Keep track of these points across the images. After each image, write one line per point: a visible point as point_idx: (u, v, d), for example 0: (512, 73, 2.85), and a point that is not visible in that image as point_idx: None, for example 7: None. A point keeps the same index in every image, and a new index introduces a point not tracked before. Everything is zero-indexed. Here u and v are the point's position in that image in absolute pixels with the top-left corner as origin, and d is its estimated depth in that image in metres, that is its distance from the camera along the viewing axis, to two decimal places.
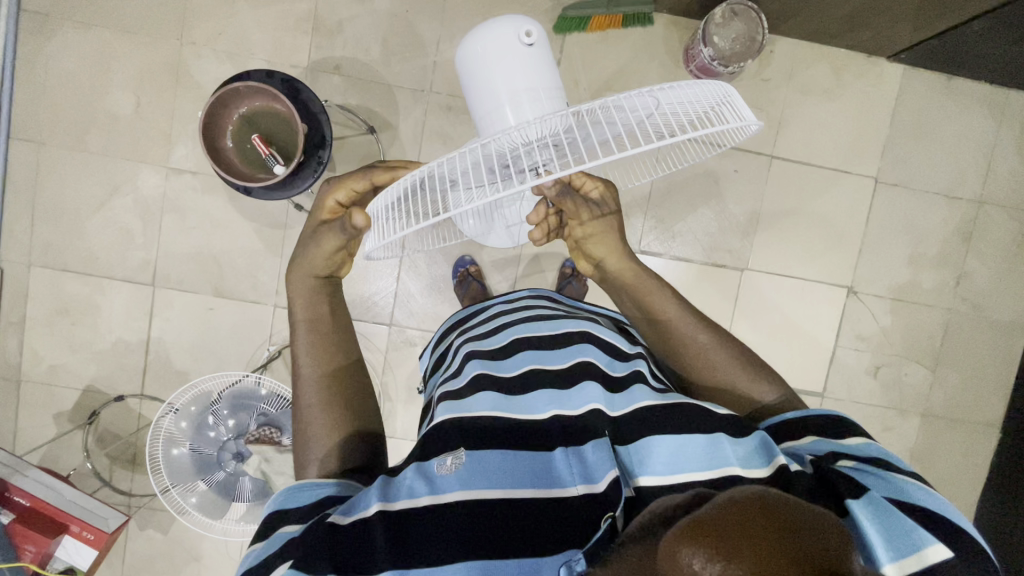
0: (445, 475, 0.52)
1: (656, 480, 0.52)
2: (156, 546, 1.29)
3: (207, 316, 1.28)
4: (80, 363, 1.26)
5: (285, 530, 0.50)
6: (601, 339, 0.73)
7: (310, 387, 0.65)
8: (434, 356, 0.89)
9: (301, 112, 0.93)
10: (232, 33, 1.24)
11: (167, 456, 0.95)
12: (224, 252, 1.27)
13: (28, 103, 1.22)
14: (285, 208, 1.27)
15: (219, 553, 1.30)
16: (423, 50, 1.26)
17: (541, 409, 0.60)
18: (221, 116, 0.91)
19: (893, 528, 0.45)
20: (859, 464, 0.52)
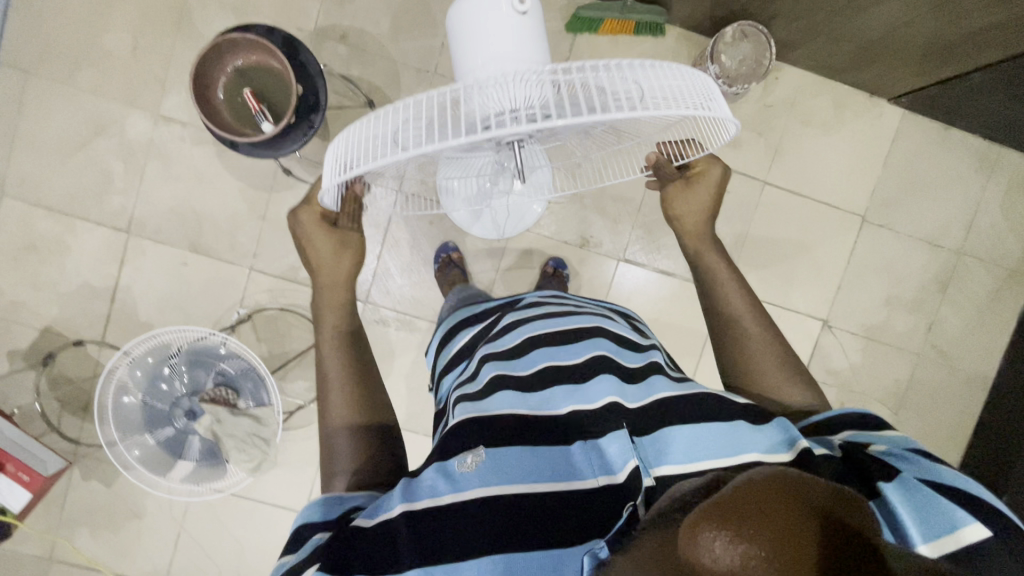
0: (467, 473, 0.51)
1: (677, 468, 0.51)
2: (97, 498, 1.26)
3: (179, 270, 1.25)
4: (43, 302, 1.23)
5: (318, 537, 0.51)
6: (613, 333, 0.73)
7: (338, 399, 0.69)
8: (441, 360, 0.87)
9: (296, 71, 0.92)
10: None
11: (119, 405, 0.92)
12: (204, 207, 1.25)
13: (19, 30, 1.19)
14: (272, 171, 1.25)
15: (164, 511, 1.27)
16: (433, 30, 1.25)
17: (562, 406, 0.59)
18: (215, 67, 0.90)
19: (926, 509, 0.44)
20: (892, 450, 0.51)
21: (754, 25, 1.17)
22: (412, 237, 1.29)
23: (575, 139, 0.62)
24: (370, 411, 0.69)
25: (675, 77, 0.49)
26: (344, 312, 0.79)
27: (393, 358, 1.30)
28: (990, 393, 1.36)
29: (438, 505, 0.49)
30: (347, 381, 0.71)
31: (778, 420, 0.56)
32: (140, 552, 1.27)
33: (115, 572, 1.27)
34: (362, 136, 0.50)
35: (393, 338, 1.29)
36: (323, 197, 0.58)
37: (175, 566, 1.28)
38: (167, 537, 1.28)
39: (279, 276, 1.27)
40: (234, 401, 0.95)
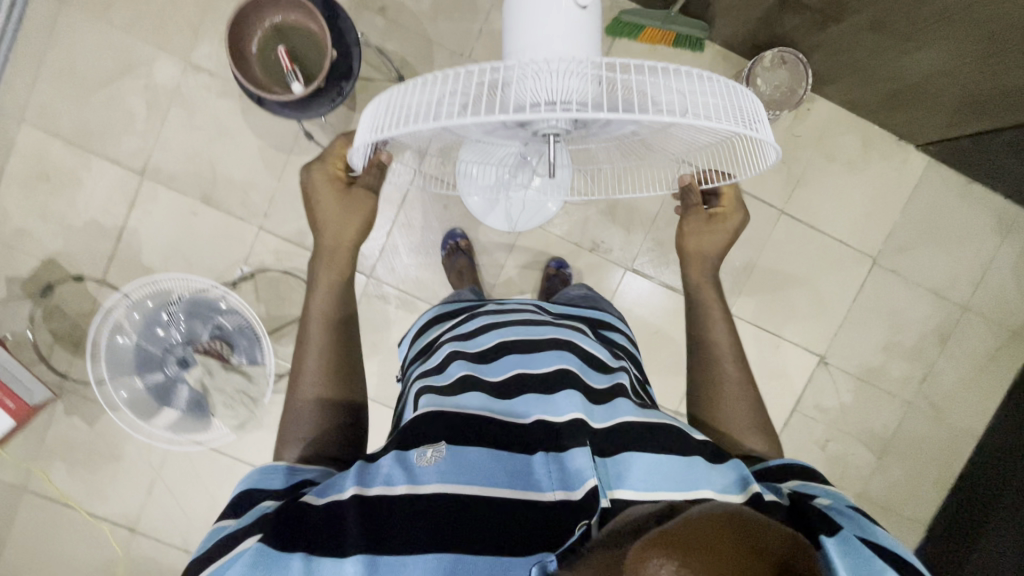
0: (424, 467, 0.52)
1: (633, 494, 0.53)
2: (78, 435, 1.26)
3: (188, 220, 1.25)
4: (48, 233, 1.23)
5: (263, 505, 0.50)
6: (585, 350, 0.73)
7: (313, 366, 0.70)
8: (415, 347, 0.89)
9: (334, 38, 0.91)
10: None
11: (111, 344, 0.92)
12: (221, 160, 1.24)
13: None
14: (293, 134, 1.24)
15: (142, 457, 1.28)
16: (472, 15, 1.25)
17: (527, 414, 0.60)
18: (253, 19, 0.89)
19: (860, 561, 0.43)
20: (835, 506, 0.51)
21: (794, 52, 1.16)
22: (423, 218, 1.28)
23: (600, 143, 0.62)
24: (341, 388, 0.69)
25: (723, 94, 0.48)
26: (335, 280, 0.75)
27: (387, 336, 1.29)
28: (973, 452, 1.36)
29: (387, 494, 0.50)
30: (323, 353, 0.71)
31: (733, 462, 0.58)
32: (112, 493, 1.28)
33: (85, 509, 1.27)
34: (399, 98, 0.50)
35: (390, 316, 1.29)
36: (352, 155, 0.58)
37: (146, 512, 1.29)
38: (142, 482, 1.28)
39: (286, 239, 1.27)
40: (224, 356, 0.94)
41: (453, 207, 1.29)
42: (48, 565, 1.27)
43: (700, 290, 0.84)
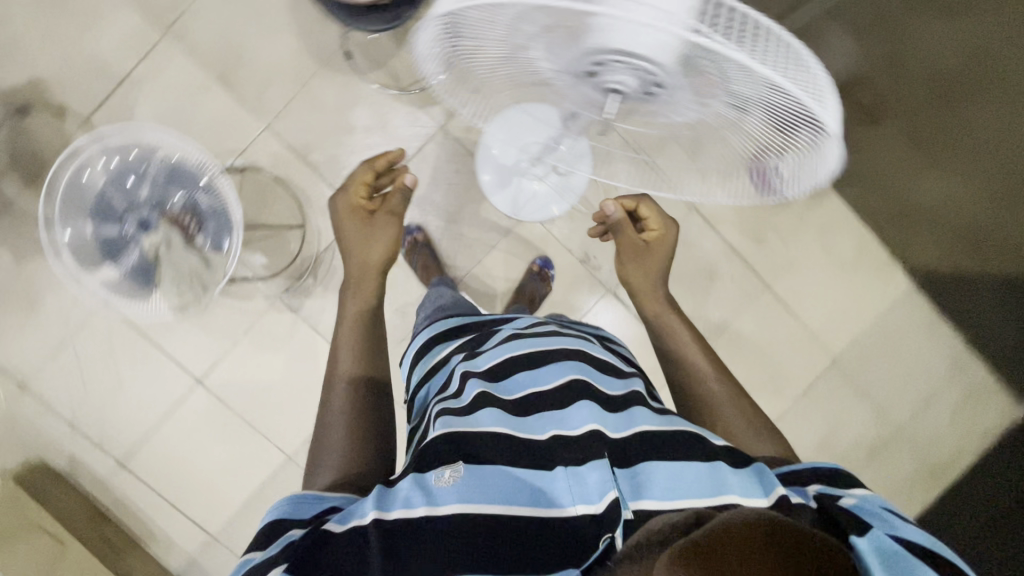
0: (443, 487, 0.54)
1: (655, 503, 0.54)
2: (0, 268, 1.17)
3: (196, 93, 1.18)
4: (45, 55, 1.15)
5: (291, 533, 0.52)
6: (593, 358, 0.74)
7: (342, 387, 0.76)
8: (417, 373, 0.86)
9: None
10: None
11: (74, 179, 0.85)
12: (251, 47, 1.19)
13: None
14: (332, 48, 1.20)
15: (60, 314, 1.19)
16: None
17: (541, 432, 0.61)
18: None
19: (896, 561, 0.45)
20: (862, 503, 0.53)
21: None
22: (432, 176, 1.26)
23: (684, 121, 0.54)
24: (366, 411, 0.74)
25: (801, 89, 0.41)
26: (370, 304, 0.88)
27: None
28: None
29: (410, 518, 0.52)
30: (351, 380, 0.77)
31: (755, 464, 0.59)
32: (16, 340, 1.19)
33: None
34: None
35: None
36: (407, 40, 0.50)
37: (47, 370, 1.21)
38: (51, 339, 1.20)
39: (288, 147, 1.22)
40: (189, 231, 0.89)
41: (462, 176, 1.26)
42: None
43: (666, 323, 0.84)
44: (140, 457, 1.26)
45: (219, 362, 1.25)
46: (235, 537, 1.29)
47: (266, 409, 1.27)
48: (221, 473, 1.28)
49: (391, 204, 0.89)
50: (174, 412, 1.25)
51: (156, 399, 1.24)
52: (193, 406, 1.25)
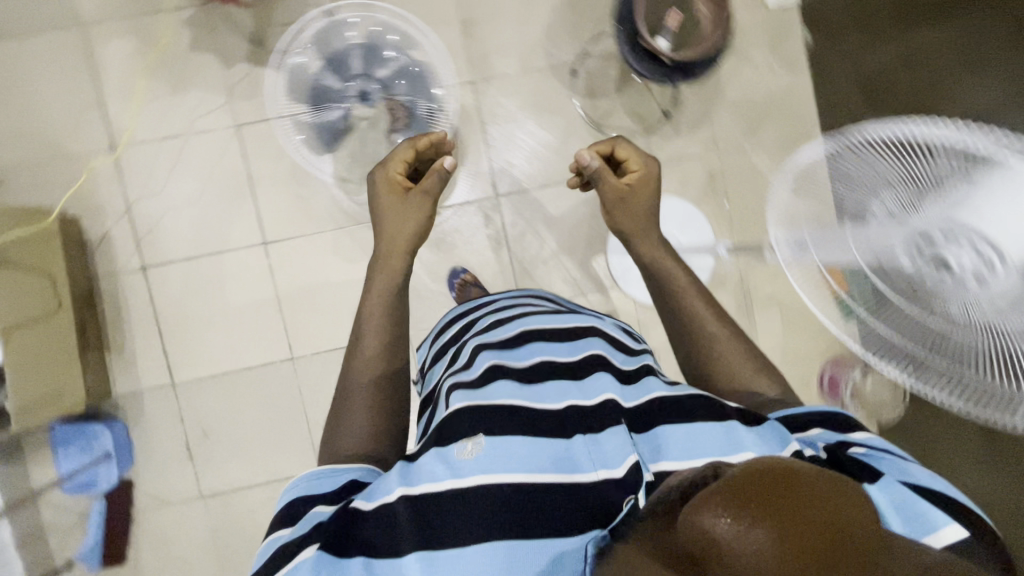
0: (465, 459, 0.54)
1: (673, 463, 0.54)
2: (174, 44, 1.18)
3: (431, 18, 1.23)
4: None
5: (319, 510, 0.55)
6: (607, 336, 0.76)
7: (366, 355, 0.75)
8: (433, 348, 0.90)
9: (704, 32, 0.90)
10: None
11: (338, 21, 0.87)
12: (500, 15, 1.25)
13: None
14: (563, 59, 1.26)
15: (191, 111, 1.19)
16: (754, 132, 1.29)
17: (558, 402, 0.61)
18: None
19: (907, 506, 0.47)
20: (872, 454, 0.54)
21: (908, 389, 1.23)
22: (569, 207, 1.29)
23: (969, 350, 0.48)
24: (388, 373, 0.73)
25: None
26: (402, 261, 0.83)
27: (452, 246, 1.27)
28: None
29: (436, 490, 0.53)
30: (376, 346, 0.75)
31: (768, 421, 0.59)
32: (140, 107, 1.18)
33: (108, 94, 1.18)
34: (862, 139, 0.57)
35: (471, 236, 1.27)
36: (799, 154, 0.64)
37: (144, 148, 1.19)
38: (168, 127, 1.19)
39: (473, 109, 1.26)
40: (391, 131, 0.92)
41: (596, 220, 1.29)
42: (31, 91, 1.17)
43: (658, 261, 0.83)
44: (162, 273, 1.21)
45: (291, 237, 1.22)
46: (190, 398, 1.22)
47: (300, 303, 1.23)
48: (217, 333, 1.22)
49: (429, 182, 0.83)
50: (220, 253, 1.21)
51: (214, 232, 1.21)
52: (240, 260, 1.22)
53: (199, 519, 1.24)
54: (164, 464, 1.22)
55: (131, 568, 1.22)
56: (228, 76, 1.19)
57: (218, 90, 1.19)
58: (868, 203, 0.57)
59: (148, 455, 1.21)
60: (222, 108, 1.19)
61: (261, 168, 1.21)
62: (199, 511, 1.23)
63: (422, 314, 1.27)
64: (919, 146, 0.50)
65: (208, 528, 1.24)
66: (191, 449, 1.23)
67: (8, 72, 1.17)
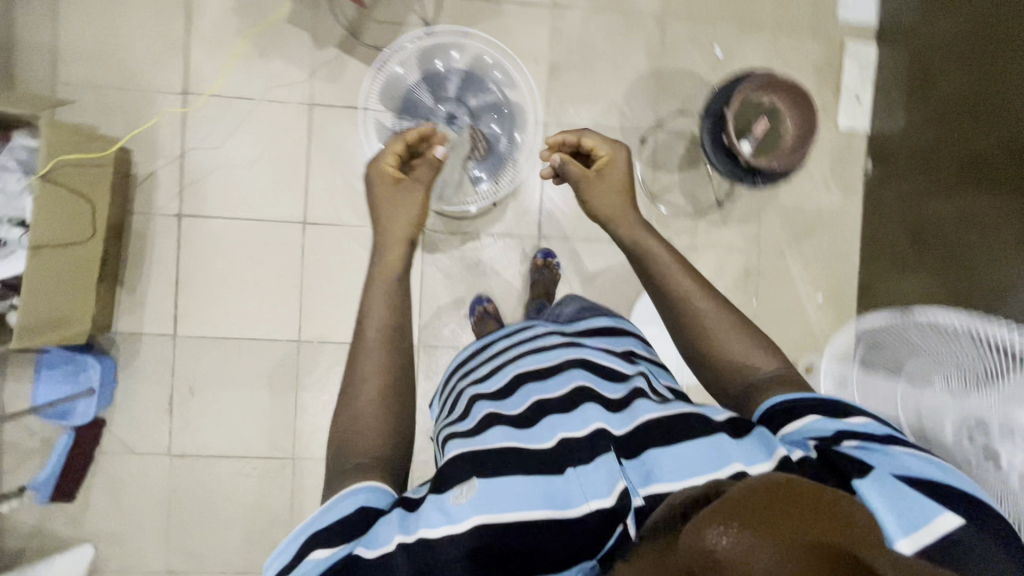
0: (460, 504, 0.52)
1: (665, 486, 0.52)
2: (275, 15, 1.19)
3: (524, 54, 1.24)
4: None
5: (316, 556, 0.50)
6: (593, 361, 0.73)
7: (369, 353, 0.70)
8: (443, 395, 0.92)
9: (784, 149, 0.93)
10: (795, 65, 1.29)
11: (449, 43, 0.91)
12: (591, 69, 1.26)
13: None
14: (639, 126, 1.27)
15: (272, 82, 1.20)
16: (797, 243, 1.32)
17: (550, 439, 0.60)
18: (774, 91, 0.93)
19: (902, 505, 0.45)
20: (862, 443, 0.51)
21: None
22: (604, 267, 1.30)
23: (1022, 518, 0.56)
24: (390, 372, 0.69)
25: None
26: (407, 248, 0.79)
27: (482, 274, 1.27)
28: None
29: (433, 538, 0.50)
30: (379, 345, 0.71)
31: (757, 429, 0.55)
32: (223, 62, 1.20)
33: (198, 43, 1.19)
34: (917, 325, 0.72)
35: (503, 269, 1.28)
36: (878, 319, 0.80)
37: (214, 102, 1.20)
38: (244, 90, 1.20)
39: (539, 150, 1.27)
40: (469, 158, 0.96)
41: (626, 286, 1.30)
42: (122, 18, 1.18)
43: (639, 240, 0.77)
44: (196, 225, 1.20)
45: (332, 225, 1.22)
46: (187, 354, 1.21)
47: (321, 289, 1.23)
48: (233, 299, 1.21)
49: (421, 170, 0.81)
50: (259, 222, 1.21)
51: (258, 200, 1.21)
52: (275, 233, 1.22)
53: (161, 475, 1.21)
54: (143, 413, 1.20)
55: (80, 507, 1.20)
56: (316, 57, 1.21)
57: (303, 69, 1.20)
58: (932, 376, 0.68)
59: (130, 399, 1.20)
60: (301, 85, 1.21)
61: (322, 151, 1.22)
62: (162, 468, 1.21)
63: (435, 332, 1.26)
64: (976, 337, 0.62)
65: (167, 486, 1.22)
66: (173, 405, 1.21)
67: None
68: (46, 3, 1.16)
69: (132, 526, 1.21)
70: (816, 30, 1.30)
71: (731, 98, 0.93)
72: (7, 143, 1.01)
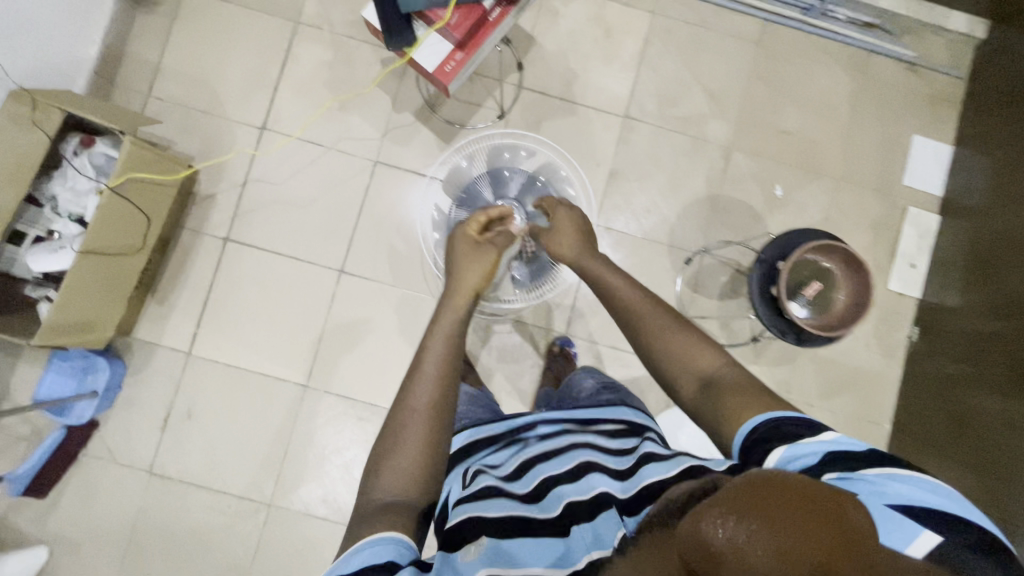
0: (468, 559, 0.60)
1: None
2: (363, 76, 1.26)
3: (589, 156, 1.27)
4: (555, 35, 1.28)
5: None
6: (599, 439, 0.76)
7: (422, 396, 0.71)
8: None
9: (830, 318, 0.92)
10: (854, 218, 1.29)
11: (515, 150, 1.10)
12: (651, 183, 1.28)
13: (807, 26, 1.30)
14: (687, 246, 1.27)
15: (344, 135, 1.25)
16: (827, 395, 1.27)
17: (554, 509, 0.65)
18: (832, 255, 0.92)
19: (890, 527, 0.50)
20: (843, 470, 0.53)
21: None
22: (625, 377, 1.27)
23: None
24: (438, 417, 0.70)
25: None
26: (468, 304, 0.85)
27: (502, 357, 1.25)
28: None
29: None
30: (437, 389, 0.72)
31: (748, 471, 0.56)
32: (304, 108, 1.26)
33: (286, 87, 1.26)
34: None
35: (524, 357, 1.26)
36: None
37: (286, 142, 1.25)
38: (317, 137, 1.25)
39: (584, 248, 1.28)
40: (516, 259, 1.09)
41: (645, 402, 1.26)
42: (225, 52, 1.26)
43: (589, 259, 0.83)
44: (237, 252, 1.23)
45: (367, 279, 1.23)
46: (195, 376, 1.21)
47: (340, 339, 1.23)
48: (254, 329, 1.22)
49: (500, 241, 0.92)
50: (298, 261, 1.23)
51: (302, 241, 1.24)
52: (310, 275, 1.23)
53: (134, 492, 1.19)
54: (136, 424, 1.20)
55: (49, 506, 1.18)
56: (391, 120, 1.26)
57: (377, 129, 1.26)
58: None
59: (129, 406, 1.20)
60: (371, 143, 1.25)
61: (374, 207, 1.25)
62: (139, 483, 1.19)
63: None
64: None
65: (137, 505, 1.19)
66: (167, 424, 1.20)
67: (216, 30, 1.26)
68: (161, 26, 1.25)
69: (92, 537, 1.18)
70: (880, 189, 1.30)
71: (787, 252, 0.92)
72: (88, 148, 1.05)
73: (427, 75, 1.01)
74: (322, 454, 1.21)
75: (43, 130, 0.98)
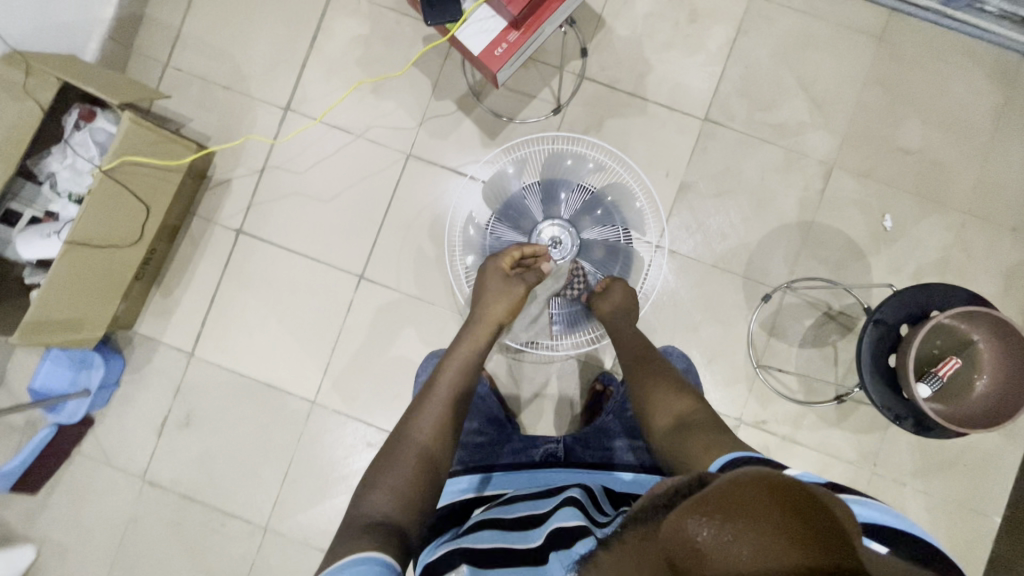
0: None
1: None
2: (401, 56, 1.10)
3: (657, 163, 1.07)
4: (628, 18, 1.08)
5: None
6: (598, 489, 0.70)
7: (432, 410, 0.68)
8: None
9: (974, 409, 0.71)
10: (984, 262, 1.04)
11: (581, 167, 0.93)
12: (729, 201, 1.07)
13: (946, 20, 1.05)
14: (766, 279, 1.06)
15: (375, 122, 1.10)
16: (926, 473, 1.05)
17: (539, 538, 0.58)
18: (987, 328, 0.70)
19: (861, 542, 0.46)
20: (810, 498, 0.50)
21: None
22: None
23: None
24: (447, 434, 0.67)
25: None
26: (491, 324, 0.81)
27: (535, 389, 1.08)
28: None
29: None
30: (445, 404, 0.69)
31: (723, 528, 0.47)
32: (333, 89, 1.11)
33: (314, 65, 1.11)
34: None
35: (560, 392, 1.08)
36: None
37: (311, 127, 1.10)
38: (345, 123, 1.10)
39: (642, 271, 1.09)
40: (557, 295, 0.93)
41: None
42: (251, 20, 1.12)
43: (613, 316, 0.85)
44: (250, 247, 1.10)
45: (388, 286, 1.09)
46: (196, 379, 1.10)
47: (354, 352, 1.09)
48: (262, 333, 1.10)
49: (530, 280, 0.86)
50: (313, 260, 1.10)
51: (320, 238, 1.10)
52: (325, 278, 1.09)
53: (125, 498, 1.10)
54: (133, 426, 1.10)
55: (40, 502, 1.11)
56: (430, 108, 1.09)
57: (412, 118, 1.09)
58: None
59: (126, 406, 1.10)
60: (403, 133, 1.09)
61: (403, 205, 1.09)
62: (131, 490, 1.10)
63: None
64: None
65: (127, 513, 1.10)
66: (164, 428, 1.10)
67: None
68: None
69: (82, 543, 1.10)
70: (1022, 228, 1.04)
71: (912, 313, 0.72)
72: (89, 123, 0.94)
73: (472, 58, 0.84)
74: (324, 478, 1.08)
75: (36, 99, 0.87)
